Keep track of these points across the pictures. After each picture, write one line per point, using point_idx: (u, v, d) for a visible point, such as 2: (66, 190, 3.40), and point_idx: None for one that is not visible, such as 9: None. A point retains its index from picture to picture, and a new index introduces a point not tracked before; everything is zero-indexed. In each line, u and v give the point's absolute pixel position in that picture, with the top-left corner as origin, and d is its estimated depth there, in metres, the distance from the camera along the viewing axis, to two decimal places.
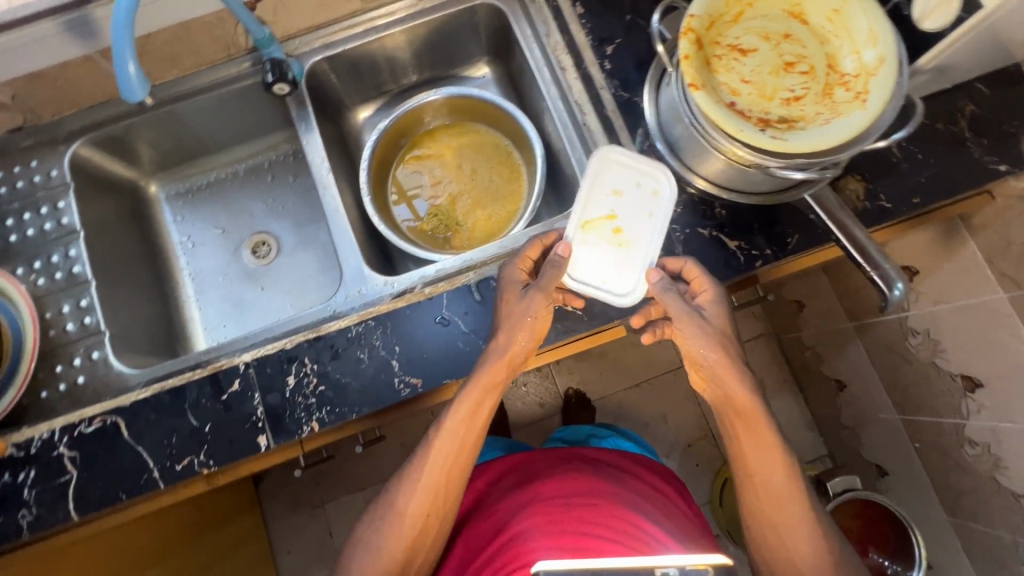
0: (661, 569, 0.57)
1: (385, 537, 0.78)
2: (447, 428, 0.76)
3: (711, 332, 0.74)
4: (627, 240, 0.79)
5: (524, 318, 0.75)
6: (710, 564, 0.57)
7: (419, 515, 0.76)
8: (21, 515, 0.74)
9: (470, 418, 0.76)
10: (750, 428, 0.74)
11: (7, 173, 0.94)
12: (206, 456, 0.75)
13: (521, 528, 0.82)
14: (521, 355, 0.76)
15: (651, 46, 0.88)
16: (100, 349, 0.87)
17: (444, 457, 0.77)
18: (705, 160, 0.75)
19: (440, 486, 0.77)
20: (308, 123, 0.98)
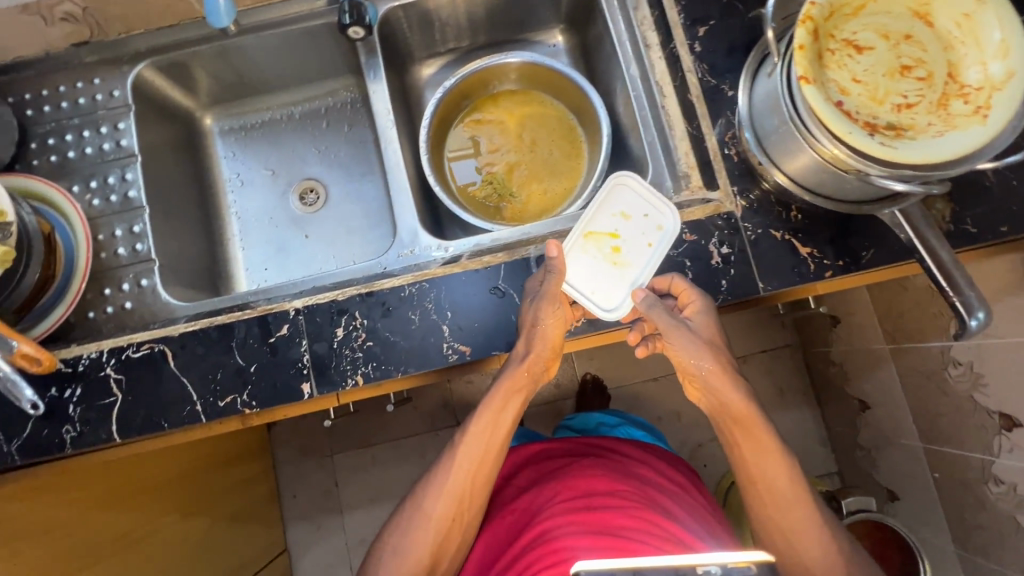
0: (702, 568, 0.51)
1: (418, 524, 0.82)
2: (469, 441, 0.84)
3: (701, 343, 0.76)
4: (624, 260, 0.81)
5: (538, 328, 0.75)
6: (754, 561, 0.51)
7: (445, 519, 0.82)
8: (65, 430, 0.75)
9: (491, 428, 0.83)
10: (748, 434, 0.77)
11: (69, 87, 0.92)
12: (250, 397, 0.76)
13: (548, 526, 0.80)
14: (540, 364, 0.78)
15: (746, 32, 0.83)
16: (150, 278, 0.87)
17: (467, 467, 0.83)
18: (793, 161, 0.72)
19: (465, 491, 0.83)
20: (377, 72, 0.95)
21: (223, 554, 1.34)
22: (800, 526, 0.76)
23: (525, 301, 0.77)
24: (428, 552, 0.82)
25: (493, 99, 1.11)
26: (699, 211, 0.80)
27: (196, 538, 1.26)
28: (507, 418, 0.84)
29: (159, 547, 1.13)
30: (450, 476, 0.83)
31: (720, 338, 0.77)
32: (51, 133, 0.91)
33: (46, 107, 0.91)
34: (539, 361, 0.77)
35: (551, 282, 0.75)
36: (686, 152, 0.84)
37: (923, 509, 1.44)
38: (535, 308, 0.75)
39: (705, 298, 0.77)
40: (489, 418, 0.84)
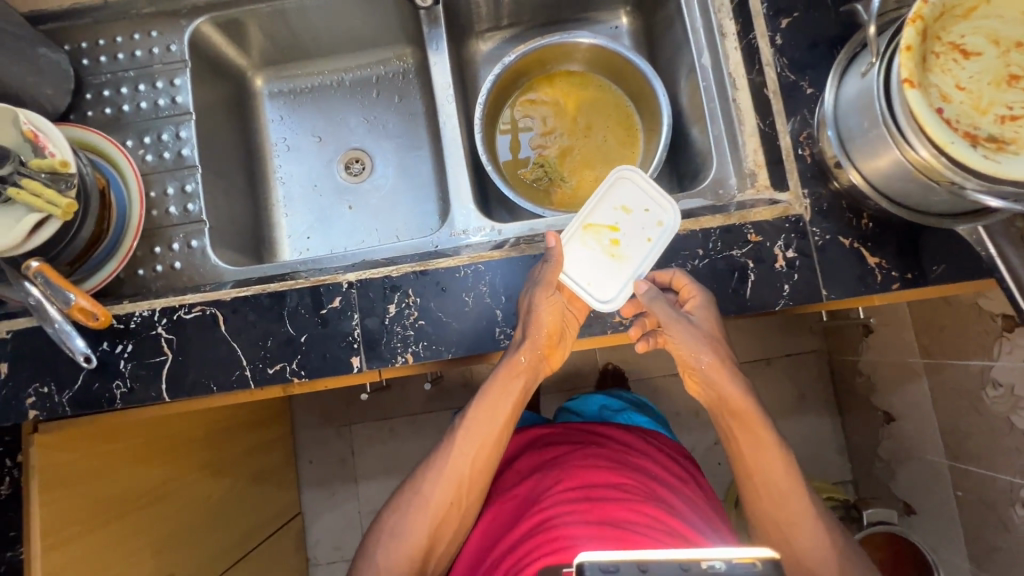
0: (706, 563, 0.47)
1: (424, 503, 0.84)
2: (470, 427, 0.86)
3: (700, 335, 0.75)
4: (622, 254, 0.80)
5: (533, 315, 0.73)
6: (759, 558, 0.47)
7: (444, 501, 0.84)
8: (115, 385, 0.75)
9: (490, 415, 0.86)
10: (743, 429, 0.77)
11: (126, 39, 0.90)
12: (298, 365, 0.75)
13: (547, 514, 0.79)
14: (539, 356, 0.78)
15: (832, 28, 0.79)
16: (199, 239, 0.87)
17: (467, 453, 0.85)
18: (875, 167, 0.69)
19: (463, 473, 0.85)
20: (439, 43, 0.92)
21: (243, 512, 1.38)
22: (802, 525, 0.75)
23: (523, 288, 0.76)
24: (428, 531, 0.83)
25: (549, 79, 1.07)
26: (767, 211, 0.77)
27: (221, 495, 1.28)
28: (508, 404, 0.85)
29: (185, 502, 1.15)
30: (448, 460, 0.85)
31: (719, 333, 0.76)
32: (106, 84, 0.89)
33: (102, 57, 0.90)
34: (535, 350, 0.76)
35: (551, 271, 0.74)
36: (754, 149, 0.82)
37: (939, 525, 1.44)
38: (532, 295, 0.73)
39: (706, 293, 0.76)
40: (488, 406, 0.86)
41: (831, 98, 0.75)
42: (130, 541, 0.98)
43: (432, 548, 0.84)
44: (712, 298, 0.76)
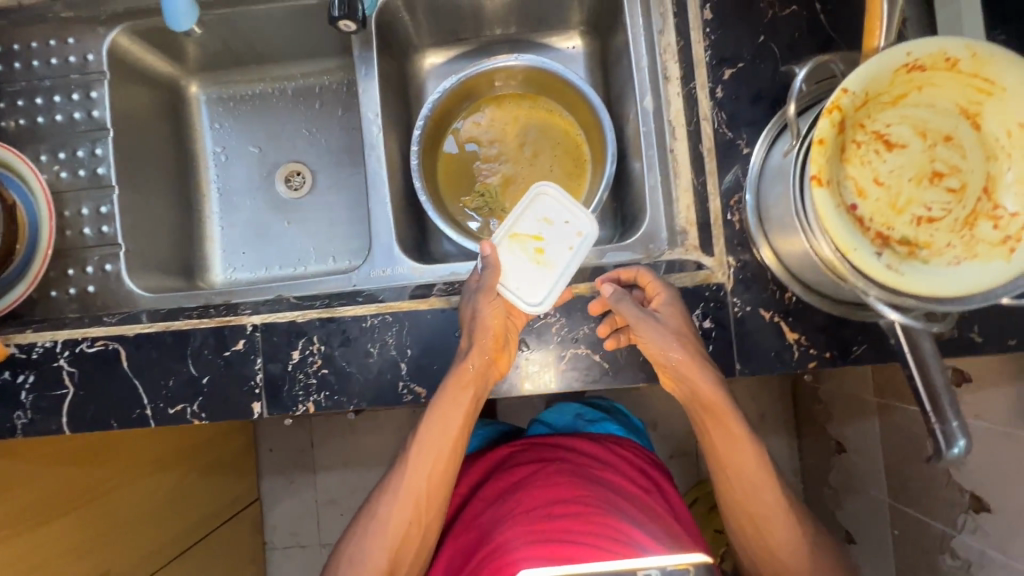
0: (644, 571, 0.61)
1: (382, 527, 0.75)
2: (424, 444, 0.75)
3: (674, 335, 0.68)
4: (548, 261, 0.75)
5: (477, 321, 0.69)
6: (692, 564, 0.62)
7: (402, 523, 0.75)
8: (16, 416, 0.75)
9: (440, 435, 0.73)
10: (721, 441, 0.71)
11: (41, 44, 0.86)
12: (199, 408, 0.75)
13: (508, 537, 0.76)
14: (487, 363, 0.71)
15: (777, 82, 0.74)
16: (114, 263, 0.85)
17: (421, 473, 0.75)
18: (793, 248, 0.66)
19: (419, 495, 0.75)
20: (370, 68, 0.87)
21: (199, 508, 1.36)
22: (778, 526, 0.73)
23: (465, 294, 0.73)
24: (389, 554, 0.75)
25: (497, 102, 1.02)
26: (687, 279, 0.74)
27: (171, 493, 1.27)
28: (458, 420, 0.73)
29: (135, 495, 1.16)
30: (403, 481, 0.76)
31: (689, 332, 0.69)
32: (21, 94, 0.85)
33: (16, 63, 0.85)
34: (485, 356, 0.70)
35: (487, 280, 0.72)
36: (686, 206, 0.78)
37: (875, 559, 1.45)
38: (474, 302, 0.71)
39: (669, 290, 0.72)
40: (438, 423, 0.73)
41: (761, 160, 0.72)
42: (60, 541, 0.99)
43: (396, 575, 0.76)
44: (677, 300, 0.71)
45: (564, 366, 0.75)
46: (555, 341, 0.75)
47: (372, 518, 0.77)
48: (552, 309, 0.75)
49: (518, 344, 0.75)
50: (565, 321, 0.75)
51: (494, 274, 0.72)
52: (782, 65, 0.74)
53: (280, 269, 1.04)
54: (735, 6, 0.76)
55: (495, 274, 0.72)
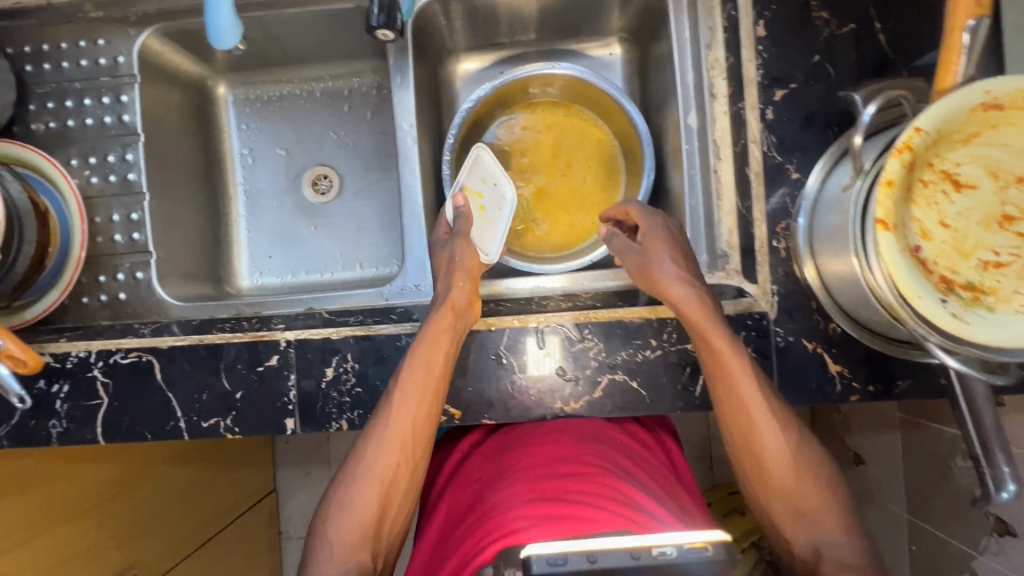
0: (656, 548, 0.45)
1: (368, 474, 0.67)
2: (408, 383, 0.68)
3: (677, 268, 0.67)
4: (490, 217, 0.84)
5: (456, 262, 0.76)
6: (711, 542, 0.46)
7: (389, 466, 0.68)
8: (51, 424, 0.75)
9: (427, 369, 0.69)
10: (732, 394, 0.65)
11: (71, 45, 0.84)
12: (233, 422, 0.75)
13: (502, 499, 0.65)
14: (465, 300, 0.72)
15: (832, 105, 0.71)
16: (145, 271, 0.84)
17: (409, 413, 0.68)
18: (844, 285, 0.64)
19: (406, 437, 0.68)
20: (405, 77, 0.84)
21: (196, 510, 1.30)
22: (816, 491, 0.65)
23: (441, 242, 0.81)
24: (379, 500, 0.67)
25: (531, 110, 1.00)
26: (730, 307, 0.73)
27: (171, 493, 1.22)
28: (443, 351, 0.70)
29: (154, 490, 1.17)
30: (390, 423, 0.68)
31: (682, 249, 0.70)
32: (51, 95, 0.84)
33: (46, 64, 0.84)
34: (465, 297, 0.73)
35: (460, 227, 0.80)
36: (729, 229, 0.77)
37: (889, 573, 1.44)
38: (449, 247, 0.78)
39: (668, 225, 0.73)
40: (422, 361, 0.69)
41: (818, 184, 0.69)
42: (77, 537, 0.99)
43: (386, 522, 0.68)
44: (668, 235, 0.71)
45: (600, 392, 0.73)
46: (592, 365, 0.73)
47: (353, 464, 0.69)
48: (590, 333, 0.73)
49: (558, 353, 0.74)
50: (603, 345, 0.73)
51: (465, 223, 0.81)
52: (838, 87, 0.71)
53: (307, 274, 1.03)
54: (790, 22, 0.72)
55: (467, 224, 0.81)
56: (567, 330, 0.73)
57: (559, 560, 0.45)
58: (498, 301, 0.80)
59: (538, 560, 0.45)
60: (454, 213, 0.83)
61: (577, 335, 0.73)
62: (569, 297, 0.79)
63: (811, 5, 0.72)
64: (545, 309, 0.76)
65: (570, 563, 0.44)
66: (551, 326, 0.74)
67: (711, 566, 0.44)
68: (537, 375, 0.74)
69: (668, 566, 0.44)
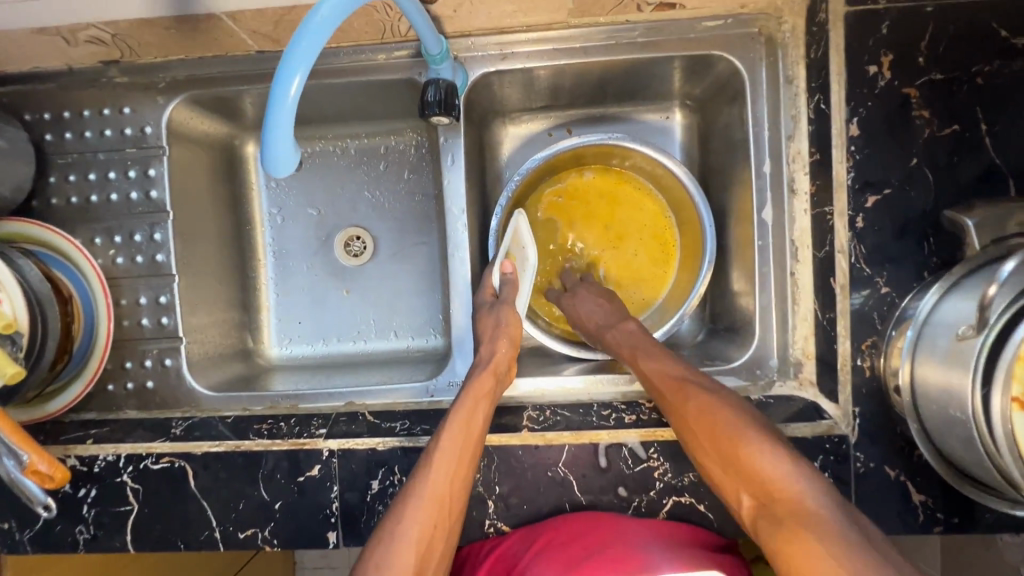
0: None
1: (404, 538, 0.58)
2: (448, 441, 0.63)
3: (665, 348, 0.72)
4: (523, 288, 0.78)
5: (500, 326, 0.72)
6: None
7: (427, 527, 0.59)
8: (78, 531, 0.71)
9: (466, 426, 0.64)
10: (740, 467, 0.56)
11: (94, 113, 0.78)
12: (271, 534, 0.70)
13: None
14: (505, 364, 0.71)
15: (930, 215, 0.65)
16: (174, 357, 0.79)
17: (449, 472, 0.62)
18: (946, 431, 0.57)
19: (445, 497, 0.61)
20: (456, 157, 0.78)
21: None
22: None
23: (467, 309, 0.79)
24: (413, 571, 0.57)
25: (581, 177, 0.93)
26: (807, 428, 0.68)
27: None
28: (483, 413, 0.66)
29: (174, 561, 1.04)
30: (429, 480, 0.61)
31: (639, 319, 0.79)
32: (73, 167, 0.78)
33: (67, 133, 0.78)
34: (506, 362, 0.72)
35: (506, 295, 0.74)
36: (805, 335, 0.73)
37: None
38: (496, 312, 0.73)
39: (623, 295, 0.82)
40: (462, 418, 0.65)
41: (929, 305, 0.60)
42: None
43: None
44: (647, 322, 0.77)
45: (665, 514, 0.69)
46: (657, 486, 0.68)
47: (385, 529, 0.59)
48: (657, 452, 0.68)
49: (621, 471, 0.68)
50: (670, 466, 0.68)
51: (511, 290, 0.75)
52: (938, 196, 0.65)
53: (338, 342, 0.96)
54: (886, 121, 0.66)
55: (513, 291, 0.75)
56: (631, 449, 0.68)
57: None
58: (555, 409, 0.73)
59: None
60: (500, 280, 0.77)
61: (643, 454, 0.68)
62: (631, 406, 0.72)
63: (911, 103, 0.65)
64: (608, 423, 0.70)
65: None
66: (615, 444, 0.68)
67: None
68: (598, 494, 0.69)
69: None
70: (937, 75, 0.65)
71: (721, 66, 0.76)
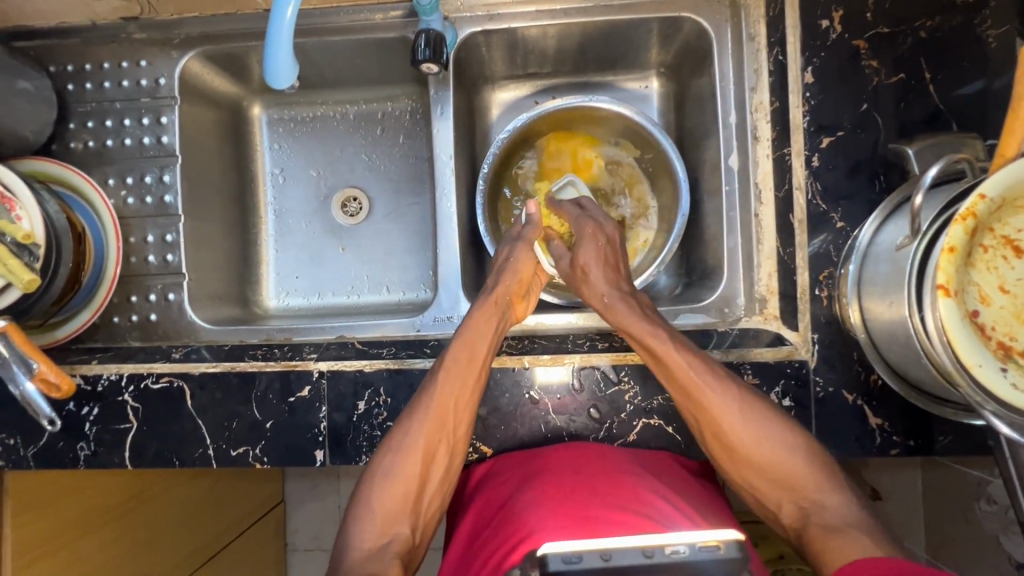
0: (670, 547, 0.48)
1: (410, 447, 0.67)
2: (451, 367, 0.68)
3: (642, 316, 0.71)
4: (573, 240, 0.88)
5: (510, 262, 0.77)
6: (723, 542, 0.49)
7: (431, 442, 0.67)
8: (79, 447, 0.75)
9: (468, 351, 0.69)
10: (745, 448, 0.66)
11: (114, 66, 0.85)
12: (262, 452, 0.74)
13: (524, 512, 0.62)
14: (507, 297, 0.75)
15: (879, 154, 0.71)
16: (176, 293, 0.85)
17: (452, 392, 0.68)
18: (891, 339, 0.62)
19: (448, 414, 0.68)
20: (445, 108, 0.86)
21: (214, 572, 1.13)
22: (813, 481, 0.63)
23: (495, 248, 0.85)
24: (417, 472, 0.66)
25: (565, 141, 0.99)
26: (768, 354, 0.72)
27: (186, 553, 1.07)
28: (486, 345, 0.70)
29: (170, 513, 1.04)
30: (436, 399, 0.67)
31: (618, 268, 0.78)
32: (92, 114, 0.86)
33: (87, 84, 0.85)
34: (508, 295, 0.75)
35: (529, 232, 0.80)
36: (769, 273, 0.77)
37: None
38: (511, 248, 0.79)
39: (609, 234, 0.79)
40: (465, 346, 0.70)
41: (868, 235, 0.66)
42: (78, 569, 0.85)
43: (425, 496, 0.67)
44: (628, 296, 0.74)
45: (635, 435, 0.72)
46: (628, 409, 0.72)
47: (395, 439, 0.68)
48: (627, 375, 0.72)
49: (591, 391, 0.73)
50: (639, 389, 0.72)
51: (534, 229, 0.81)
52: (887, 136, 0.71)
53: (333, 295, 0.99)
54: (838, 69, 0.72)
55: (536, 232, 0.81)
56: (603, 372, 0.73)
57: (574, 558, 0.48)
58: (532, 339, 0.79)
59: (554, 559, 0.48)
60: (525, 218, 0.83)
61: (614, 377, 0.73)
62: (604, 336, 0.78)
63: (861, 54, 0.71)
64: (581, 348, 0.75)
65: (585, 560, 0.48)
66: (587, 366, 0.73)
67: (723, 565, 0.47)
68: (572, 416, 0.73)
69: (680, 564, 0.47)
70: (884, 28, 0.71)
71: (690, 27, 0.82)
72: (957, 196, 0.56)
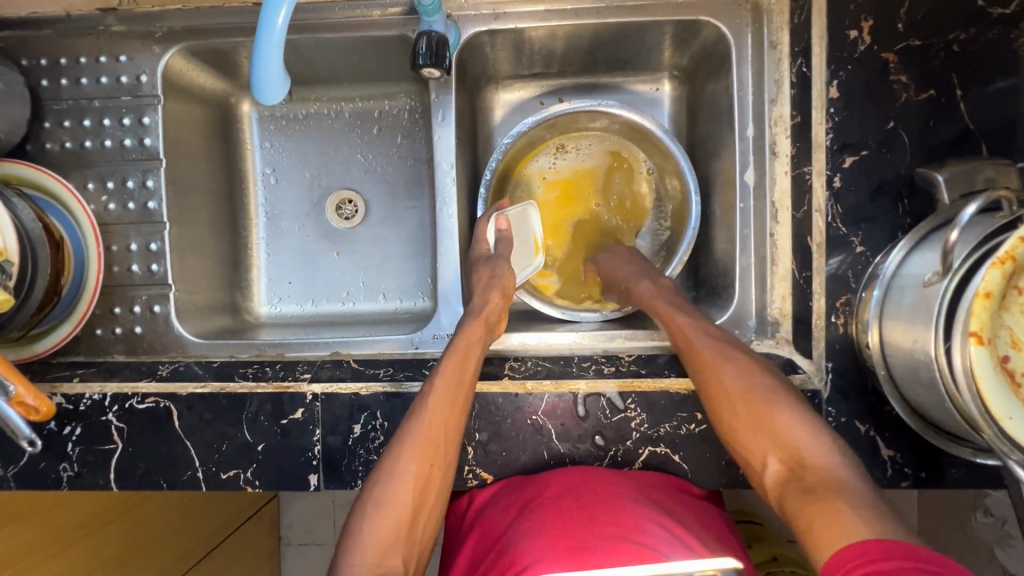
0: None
1: (400, 474, 0.64)
2: (439, 388, 0.66)
3: (661, 287, 0.78)
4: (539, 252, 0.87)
5: (495, 278, 0.76)
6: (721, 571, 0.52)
7: (424, 466, 0.64)
8: (61, 468, 0.72)
9: (458, 370, 0.67)
10: (756, 412, 0.62)
11: (91, 60, 0.80)
12: (253, 475, 0.71)
13: (522, 545, 0.60)
14: (496, 313, 0.74)
15: (904, 176, 0.67)
16: (163, 304, 0.81)
17: (442, 410, 0.65)
18: (912, 376, 0.59)
19: (438, 438, 0.65)
20: (447, 113, 0.81)
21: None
22: None
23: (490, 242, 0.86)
24: (411, 498, 0.63)
25: (574, 145, 0.94)
26: None
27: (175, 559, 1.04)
28: (475, 360, 0.69)
29: (164, 520, 1.01)
30: (425, 421, 0.65)
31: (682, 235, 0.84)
32: (68, 113, 0.81)
33: (63, 80, 0.80)
34: (496, 312, 0.74)
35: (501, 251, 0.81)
36: (783, 294, 0.75)
37: None
38: (494, 266, 0.78)
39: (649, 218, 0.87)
40: (455, 362, 0.68)
41: (894, 263, 0.63)
42: None
43: (418, 524, 0.64)
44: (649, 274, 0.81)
45: (639, 463, 0.70)
46: (634, 436, 0.70)
47: (384, 469, 0.64)
48: (634, 403, 0.70)
49: (595, 418, 0.70)
50: (646, 416, 0.70)
51: (506, 247, 0.81)
52: (914, 157, 0.67)
53: (327, 302, 0.95)
54: (865, 84, 0.68)
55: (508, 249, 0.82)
56: (609, 398, 0.70)
57: None
58: (536, 360, 0.76)
59: None
60: (495, 236, 0.83)
61: (620, 404, 0.70)
62: (610, 359, 0.75)
63: (890, 68, 0.67)
64: (587, 373, 0.73)
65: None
66: (593, 393, 0.70)
67: None
68: (575, 443, 0.71)
69: None
70: (915, 41, 0.67)
71: (708, 31, 0.78)
72: (992, 232, 0.52)
